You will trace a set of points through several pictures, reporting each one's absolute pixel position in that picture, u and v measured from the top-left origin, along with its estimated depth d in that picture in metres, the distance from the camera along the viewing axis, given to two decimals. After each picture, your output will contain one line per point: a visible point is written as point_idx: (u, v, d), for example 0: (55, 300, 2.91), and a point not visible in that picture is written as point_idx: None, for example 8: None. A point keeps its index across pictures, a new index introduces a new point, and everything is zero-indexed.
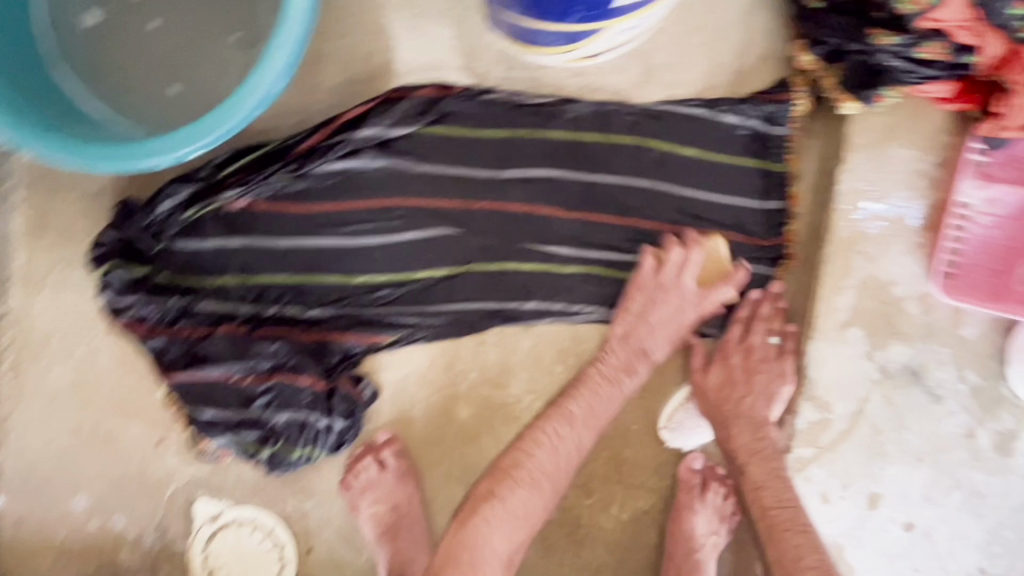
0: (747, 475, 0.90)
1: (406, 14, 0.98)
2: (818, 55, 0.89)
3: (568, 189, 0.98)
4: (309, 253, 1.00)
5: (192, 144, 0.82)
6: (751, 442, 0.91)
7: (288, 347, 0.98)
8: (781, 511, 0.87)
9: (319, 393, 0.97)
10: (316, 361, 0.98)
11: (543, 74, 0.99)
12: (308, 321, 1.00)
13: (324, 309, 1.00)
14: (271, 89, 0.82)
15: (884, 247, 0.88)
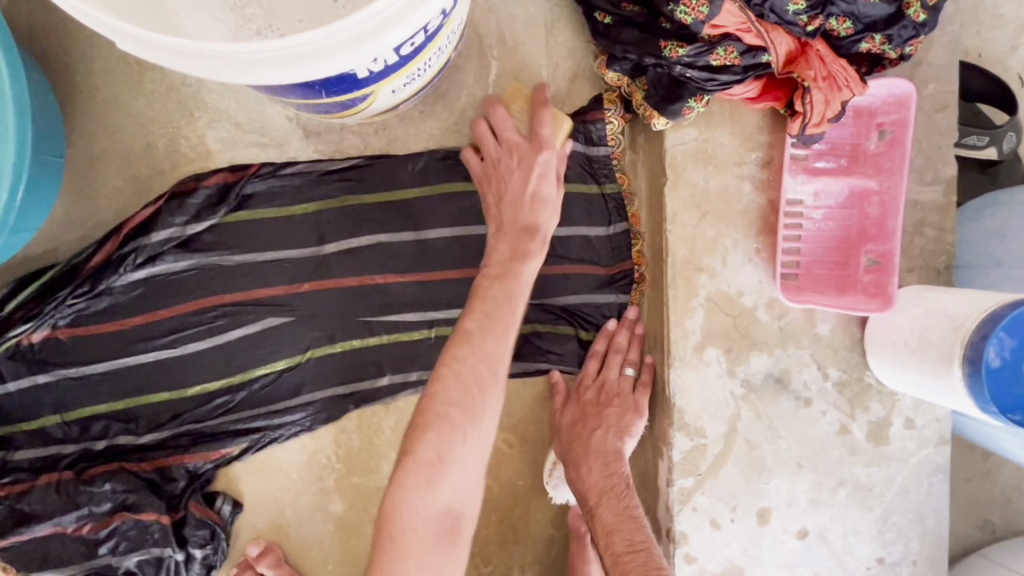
0: (597, 519, 0.76)
1: (181, 96, 0.88)
2: (620, 72, 0.84)
3: (395, 249, 0.90)
4: (128, 375, 0.90)
5: None
6: (599, 479, 0.80)
7: (122, 484, 0.88)
8: (636, 552, 0.71)
9: (166, 527, 0.88)
10: (158, 492, 0.89)
11: (347, 134, 0.91)
12: (144, 449, 0.90)
13: (159, 431, 0.90)
14: (11, 202, 0.72)
15: (725, 259, 0.84)
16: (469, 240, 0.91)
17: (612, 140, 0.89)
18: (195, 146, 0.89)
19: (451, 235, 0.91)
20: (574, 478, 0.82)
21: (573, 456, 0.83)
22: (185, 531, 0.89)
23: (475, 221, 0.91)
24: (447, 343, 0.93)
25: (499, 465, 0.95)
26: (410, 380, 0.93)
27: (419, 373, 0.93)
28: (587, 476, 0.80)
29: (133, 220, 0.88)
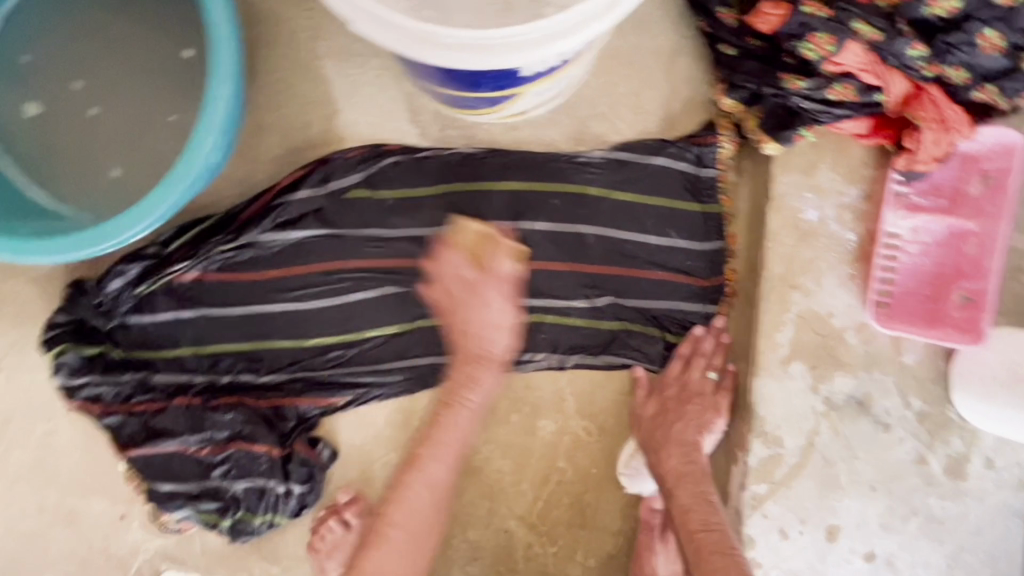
0: (675, 500, 0.84)
1: (341, 84, 1.01)
2: (737, 99, 0.91)
3: (506, 238, 1.00)
4: (259, 320, 1.00)
5: (136, 227, 0.84)
6: (676, 465, 0.87)
7: (242, 415, 0.98)
8: (710, 533, 0.79)
9: (275, 460, 0.98)
10: (271, 428, 0.99)
11: (478, 130, 1.01)
12: (263, 387, 1.00)
13: (277, 374, 1.01)
14: (208, 160, 0.85)
15: (818, 281, 0.90)
16: (576, 237, 0.99)
17: (721, 164, 0.97)
18: (347, 128, 1.02)
19: (561, 231, 0.99)
20: (654, 464, 0.89)
21: (654, 446, 0.90)
22: (289, 466, 0.98)
23: (583, 221, 0.99)
24: (542, 330, 1.00)
25: (576, 452, 1.01)
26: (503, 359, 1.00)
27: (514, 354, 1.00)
28: (669, 461, 0.87)
29: (285, 184, 1.00)
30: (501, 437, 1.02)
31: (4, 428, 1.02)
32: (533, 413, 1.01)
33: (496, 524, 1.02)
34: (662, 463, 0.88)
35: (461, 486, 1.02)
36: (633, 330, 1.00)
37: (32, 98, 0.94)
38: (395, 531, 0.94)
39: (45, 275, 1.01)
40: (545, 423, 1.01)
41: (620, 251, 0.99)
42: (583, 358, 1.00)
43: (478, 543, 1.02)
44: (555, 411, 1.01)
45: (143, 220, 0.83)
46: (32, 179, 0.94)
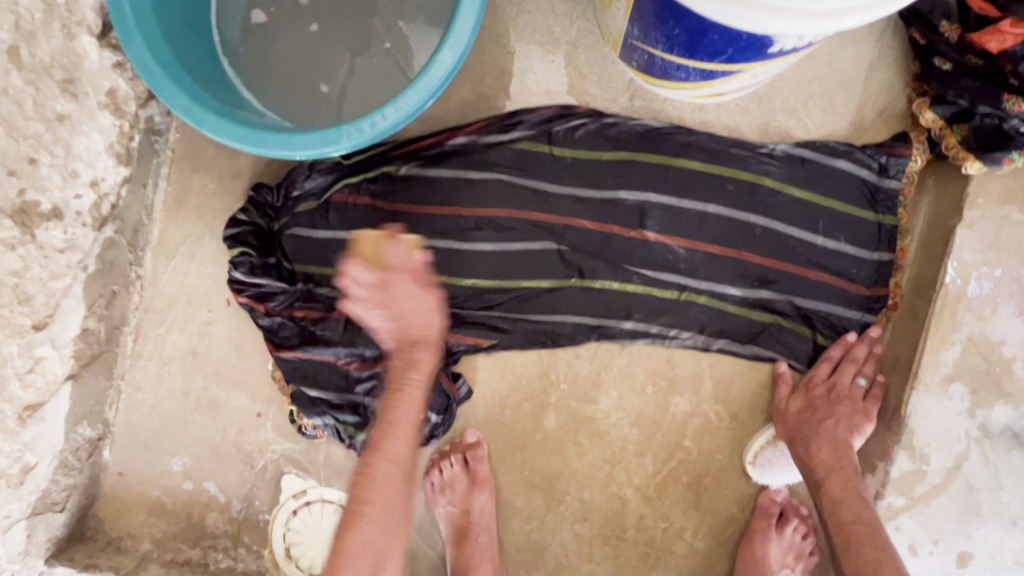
0: (825, 491, 0.89)
1: (542, 39, 1.04)
2: (941, 114, 0.92)
3: (677, 214, 1.02)
4: None
5: (332, 146, 0.83)
6: (822, 458, 0.91)
7: None
8: (862, 525, 0.85)
9: None
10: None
11: (665, 106, 1.03)
12: None
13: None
14: (418, 104, 0.83)
15: (995, 308, 0.89)
16: (745, 225, 1.01)
17: (907, 178, 0.97)
18: (538, 82, 1.05)
19: (730, 217, 1.01)
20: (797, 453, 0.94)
21: (802, 437, 0.94)
22: (430, 394, 1.02)
23: (756, 212, 1.00)
24: (694, 309, 1.02)
25: (704, 434, 1.03)
26: (650, 332, 1.03)
27: (661, 328, 1.02)
28: (817, 454, 0.92)
29: (470, 127, 1.04)
30: (632, 406, 1.04)
31: (169, 310, 1.08)
32: (668, 388, 1.03)
33: (612, 490, 1.04)
34: (808, 452, 0.92)
35: (584, 446, 1.05)
36: (784, 325, 1.01)
37: (262, 5, 0.99)
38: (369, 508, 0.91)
39: (232, 175, 1.08)
40: (678, 401, 1.03)
41: (786, 248, 1.00)
42: (729, 344, 1.01)
43: (590, 504, 1.04)
44: (690, 391, 1.03)
45: (349, 141, 0.82)
46: (247, 82, 0.99)
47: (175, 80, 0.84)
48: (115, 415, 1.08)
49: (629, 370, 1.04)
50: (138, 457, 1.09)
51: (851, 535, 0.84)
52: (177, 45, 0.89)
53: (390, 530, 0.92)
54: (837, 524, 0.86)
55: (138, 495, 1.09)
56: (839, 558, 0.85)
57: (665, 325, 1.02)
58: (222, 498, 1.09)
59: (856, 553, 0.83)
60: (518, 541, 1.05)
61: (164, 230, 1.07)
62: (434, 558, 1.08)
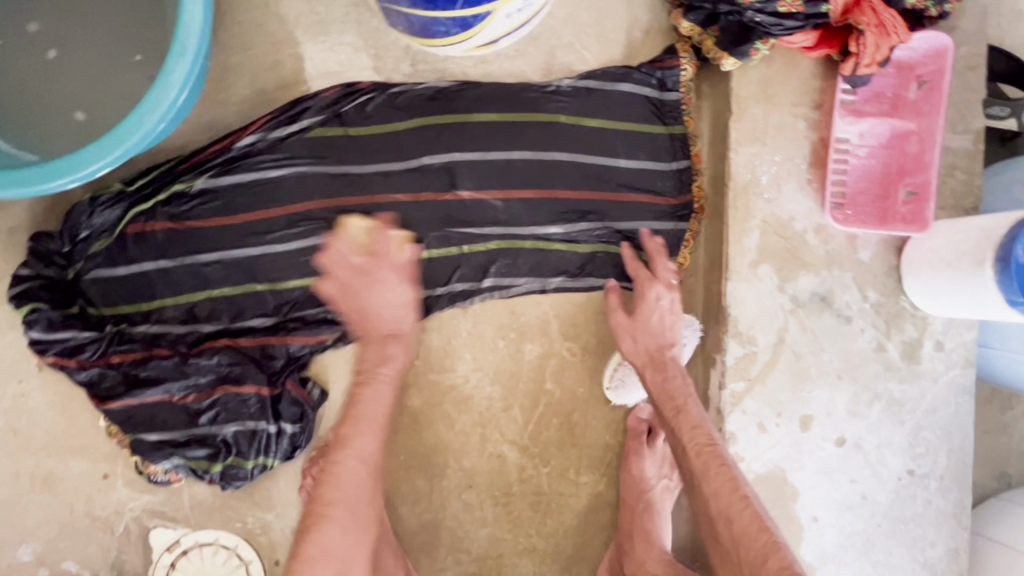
0: (684, 417, 0.89)
1: (308, 22, 1.01)
2: (694, 21, 0.97)
3: (485, 167, 1.02)
4: (239, 264, 0.99)
5: (100, 162, 0.83)
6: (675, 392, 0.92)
7: (228, 359, 0.98)
8: (716, 448, 0.85)
9: (264, 400, 0.97)
10: (260, 368, 0.98)
11: (448, 65, 1.04)
12: (247, 330, 1.00)
13: (262, 317, 1.00)
14: (175, 100, 0.83)
15: (779, 188, 0.96)
16: (551, 162, 1.02)
17: (684, 87, 1.02)
18: (316, 66, 1.02)
19: (535, 159, 1.02)
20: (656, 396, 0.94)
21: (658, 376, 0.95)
22: (280, 405, 0.98)
23: (559, 148, 1.02)
24: (524, 255, 1.04)
25: (562, 372, 1.05)
26: (484, 286, 1.04)
27: (497, 280, 1.04)
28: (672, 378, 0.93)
29: (255, 124, 1.00)
30: (488, 364, 1.05)
31: None
32: (518, 338, 1.05)
33: (489, 450, 1.05)
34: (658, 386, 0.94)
35: (451, 416, 1.04)
36: (611, 251, 1.04)
37: None
38: (335, 508, 0.91)
39: (9, 230, 0.99)
40: (531, 347, 1.05)
41: (592, 176, 1.03)
42: (563, 282, 1.05)
43: (473, 471, 1.04)
44: (540, 335, 1.05)
45: (109, 156, 0.82)
46: None
47: None
48: None
49: (478, 331, 1.05)
50: None
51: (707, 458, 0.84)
52: None
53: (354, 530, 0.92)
54: (696, 448, 0.85)
55: None
56: (699, 483, 0.83)
57: (497, 277, 1.04)
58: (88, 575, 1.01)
59: (713, 474, 0.82)
60: (412, 527, 1.04)
61: None
62: None
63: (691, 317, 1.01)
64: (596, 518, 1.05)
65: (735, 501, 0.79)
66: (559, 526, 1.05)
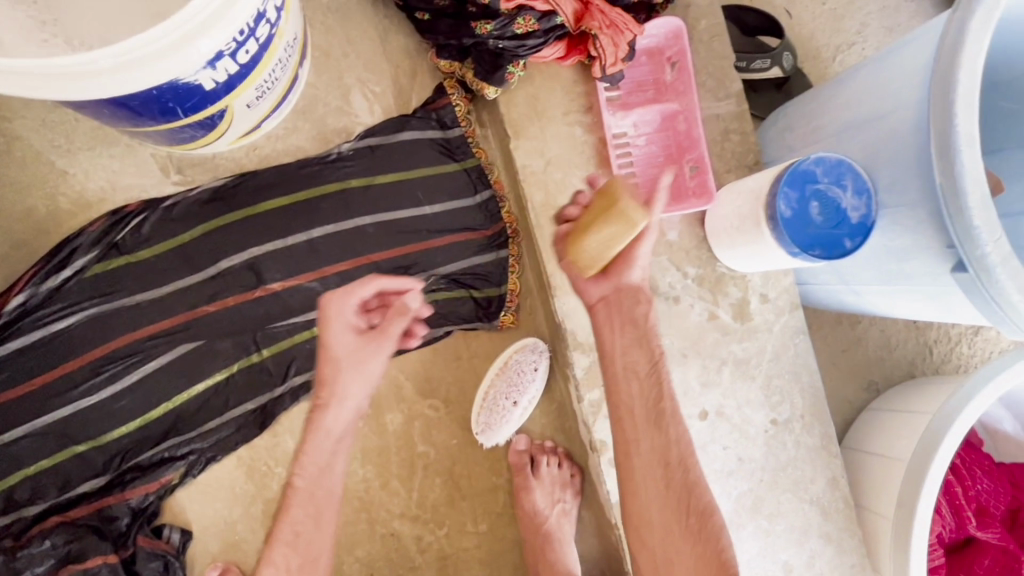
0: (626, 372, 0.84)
1: (55, 159, 0.96)
2: (448, 58, 0.97)
3: (288, 253, 0.97)
4: (49, 430, 0.89)
5: None
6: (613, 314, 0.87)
7: (64, 536, 0.90)
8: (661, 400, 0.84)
9: (117, 567, 0.90)
10: (102, 535, 0.91)
11: (219, 161, 1.00)
12: (76, 498, 0.91)
13: (90, 480, 0.92)
14: None
15: (576, 195, 0.98)
16: (355, 229, 0.99)
17: (463, 121, 1.02)
18: (76, 200, 0.96)
19: (338, 231, 0.98)
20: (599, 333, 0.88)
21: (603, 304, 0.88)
22: (137, 566, 0.92)
23: (360, 212, 0.99)
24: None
25: (430, 430, 1.03)
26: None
27: None
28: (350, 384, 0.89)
29: (22, 281, 0.93)
30: (354, 448, 1.01)
31: None
32: (376, 411, 1.02)
33: (380, 531, 1.01)
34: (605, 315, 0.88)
35: None
36: (442, 297, 1.02)
37: None
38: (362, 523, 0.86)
39: None
40: (392, 416, 1.02)
41: (401, 231, 1.00)
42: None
43: (369, 557, 1.01)
44: (398, 401, 1.02)
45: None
46: None
47: None
48: None
49: None
50: None
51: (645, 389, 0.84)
52: None
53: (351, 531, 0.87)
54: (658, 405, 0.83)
55: None
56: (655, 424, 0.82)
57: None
58: None
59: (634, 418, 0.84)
60: None
61: None
62: None
63: (535, 339, 1.01)
64: (507, 562, 1.03)
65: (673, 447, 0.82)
66: None
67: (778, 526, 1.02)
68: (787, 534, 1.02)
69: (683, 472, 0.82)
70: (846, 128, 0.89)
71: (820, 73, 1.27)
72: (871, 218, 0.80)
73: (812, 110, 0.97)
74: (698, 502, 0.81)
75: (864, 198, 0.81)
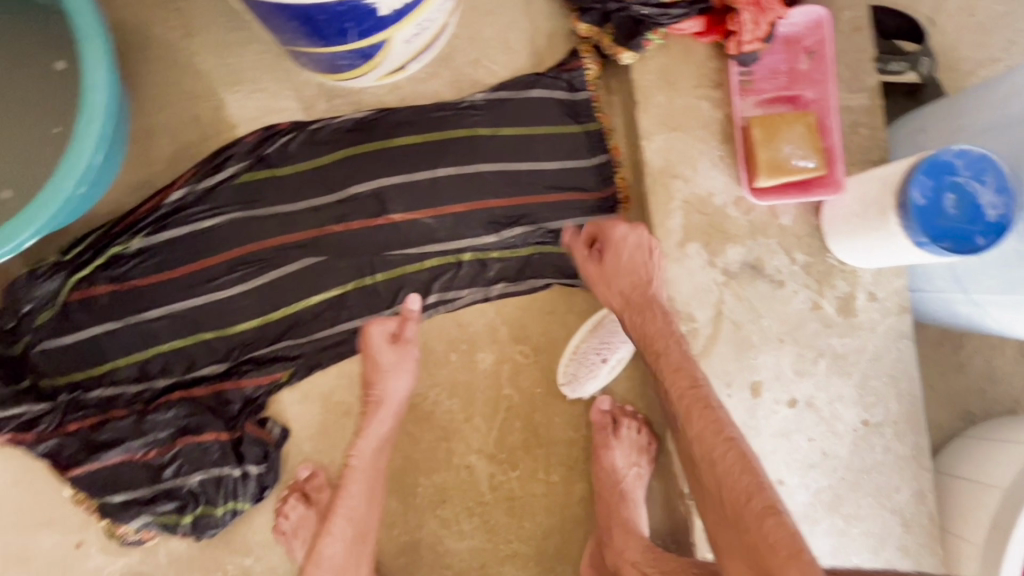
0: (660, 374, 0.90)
1: (222, 74, 1.05)
2: (590, 22, 1.01)
3: (410, 188, 1.03)
4: (186, 315, 1.01)
5: (27, 231, 0.85)
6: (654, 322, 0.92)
7: (185, 409, 0.99)
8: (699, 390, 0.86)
9: (226, 445, 0.99)
10: (217, 414, 1.00)
11: (363, 96, 1.07)
12: (199, 379, 1.01)
13: (214, 363, 1.02)
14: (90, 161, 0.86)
15: (694, 166, 1.00)
16: (474, 174, 1.04)
17: (591, 85, 1.06)
18: (237, 114, 1.05)
19: (457, 174, 1.04)
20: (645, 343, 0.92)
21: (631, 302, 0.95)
22: (242, 448, 1.00)
23: (482, 159, 1.04)
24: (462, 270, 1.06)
25: (517, 375, 1.07)
26: (427, 303, 1.06)
27: (440, 294, 1.06)
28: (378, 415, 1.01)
29: (180, 179, 1.03)
30: (445, 378, 1.06)
31: None
32: (470, 348, 1.07)
33: (456, 462, 1.06)
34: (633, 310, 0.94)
35: (413, 433, 1.06)
36: (546, 251, 1.06)
37: None
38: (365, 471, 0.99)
39: None
40: (484, 355, 1.07)
41: (519, 181, 1.05)
42: (507, 286, 1.07)
43: (444, 485, 1.05)
44: (491, 342, 1.07)
45: (33, 224, 0.85)
46: None
47: None
48: None
49: (429, 346, 1.07)
50: None
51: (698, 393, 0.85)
52: None
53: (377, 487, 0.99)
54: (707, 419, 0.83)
55: None
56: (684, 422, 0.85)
57: (439, 292, 1.06)
58: None
59: (696, 417, 0.84)
60: (391, 549, 1.05)
61: None
62: None
63: None
64: (573, 514, 1.06)
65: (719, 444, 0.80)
66: (536, 527, 1.06)
67: (854, 529, 0.99)
68: (863, 538, 0.99)
69: (709, 463, 0.80)
70: (989, 129, 0.87)
71: (957, 84, 1.23)
72: (1008, 219, 0.79)
73: (951, 109, 0.95)
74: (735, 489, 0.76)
75: (1005, 196, 0.79)
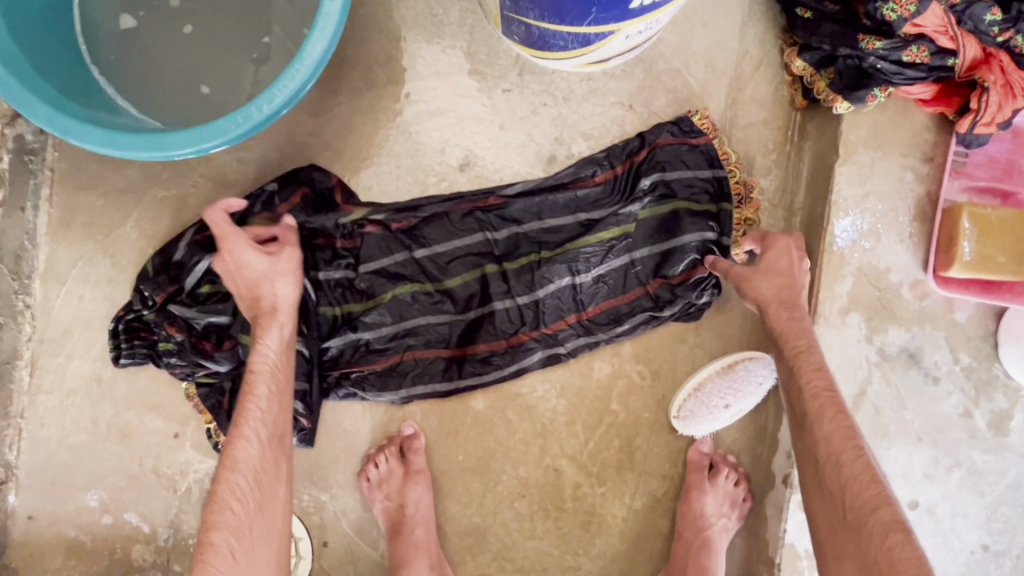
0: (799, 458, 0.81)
1: (425, 22, 1.04)
2: (807, 62, 0.96)
3: (513, 321, 1.01)
4: (400, 269, 1.00)
5: (218, 139, 0.84)
6: (796, 341, 0.86)
7: (328, 300, 1.00)
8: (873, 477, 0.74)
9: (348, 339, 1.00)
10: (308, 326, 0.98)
11: (554, 79, 1.04)
12: (362, 322, 1.00)
13: (375, 331, 1.00)
14: (300, 87, 0.84)
15: (879, 239, 0.94)
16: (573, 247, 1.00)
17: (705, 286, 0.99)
18: (427, 66, 1.04)
19: (563, 241, 1.00)
20: (790, 346, 0.86)
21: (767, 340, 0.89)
22: (362, 333, 1.00)
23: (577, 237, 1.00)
24: (627, 215, 0.99)
25: (629, 395, 1.04)
26: (571, 323, 1.01)
27: (539, 228, 1.00)
28: (266, 356, 0.87)
29: (388, 349, 1.01)
30: (558, 377, 1.04)
31: (66, 337, 1.02)
32: (590, 355, 1.04)
33: (546, 462, 1.04)
34: (759, 296, 0.89)
35: (514, 423, 1.04)
36: (629, 268, 0.99)
37: (131, 10, 0.97)
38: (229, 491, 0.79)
39: (121, 189, 1.02)
40: (601, 365, 1.04)
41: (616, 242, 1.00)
42: (651, 249, 0.99)
43: (527, 480, 1.04)
44: (613, 354, 1.04)
45: (229, 133, 0.84)
46: (120, 88, 0.96)
47: (38, 94, 0.83)
48: (18, 456, 1.02)
49: None
50: (50, 498, 1.02)
51: (806, 356, 0.84)
52: (33, 56, 0.87)
53: (266, 471, 0.82)
54: (812, 390, 0.81)
55: (52, 537, 1.02)
56: (835, 498, 0.75)
57: (572, 277, 0.99)
58: (146, 529, 1.03)
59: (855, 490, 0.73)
60: (460, 528, 1.04)
61: (52, 254, 1.02)
62: (378, 557, 1.05)
63: (769, 357, 0.99)
64: (647, 547, 1.04)
65: (848, 450, 0.76)
66: (607, 549, 1.04)
67: None
68: None
69: (834, 468, 0.76)
70: None
71: None
72: None
73: None
74: (859, 497, 0.72)
75: None
